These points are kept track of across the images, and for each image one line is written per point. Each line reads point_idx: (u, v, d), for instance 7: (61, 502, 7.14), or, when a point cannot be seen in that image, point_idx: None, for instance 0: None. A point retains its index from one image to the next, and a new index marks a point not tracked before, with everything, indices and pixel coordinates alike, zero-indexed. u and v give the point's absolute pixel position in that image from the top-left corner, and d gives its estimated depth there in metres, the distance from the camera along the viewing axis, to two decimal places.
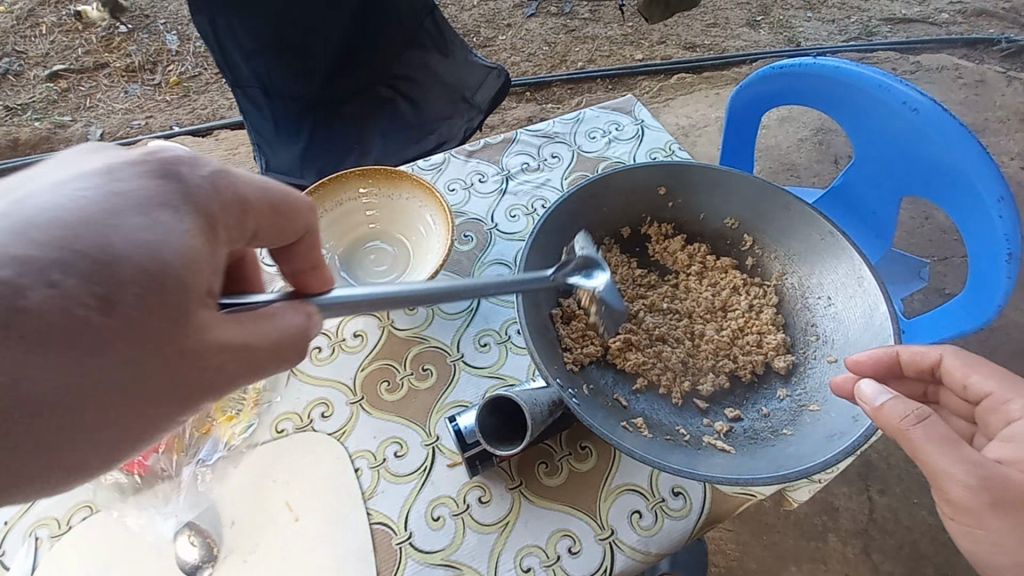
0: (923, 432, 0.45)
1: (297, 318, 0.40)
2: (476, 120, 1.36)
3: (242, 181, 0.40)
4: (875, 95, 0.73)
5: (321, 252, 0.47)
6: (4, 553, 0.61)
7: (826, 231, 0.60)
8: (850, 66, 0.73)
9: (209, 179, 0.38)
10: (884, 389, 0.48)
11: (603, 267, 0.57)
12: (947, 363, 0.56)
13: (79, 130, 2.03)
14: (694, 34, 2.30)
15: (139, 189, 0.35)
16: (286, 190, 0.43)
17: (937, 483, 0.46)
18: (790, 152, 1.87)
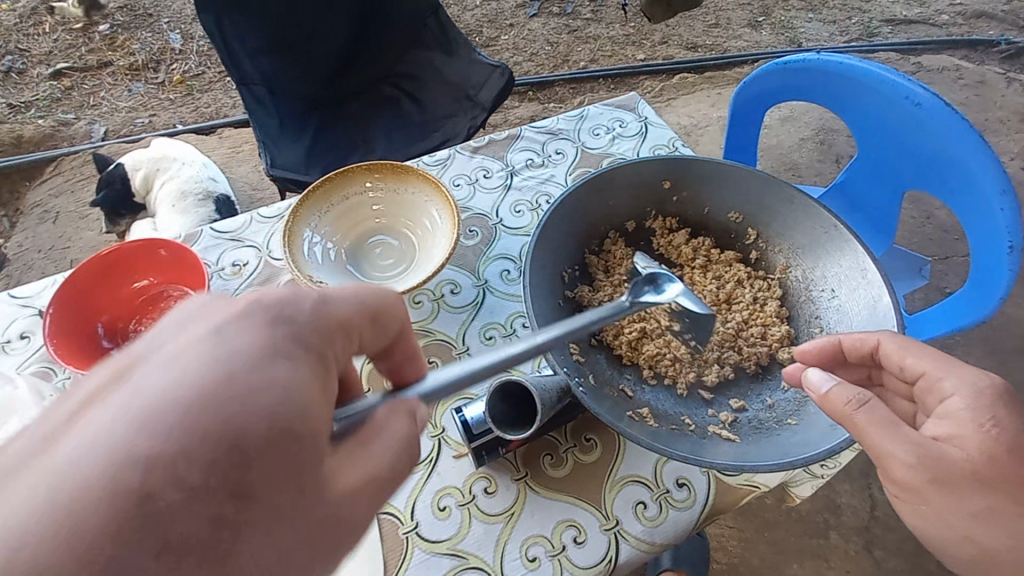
0: (867, 415, 0.46)
1: (405, 424, 0.37)
2: (479, 118, 1.36)
3: (336, 297, 0.37)
4: (878, 90, 0.74)
5: (417, 342, 0.45)
6: None
7: (830, 224, 0.60)
8: (854, 61, 0.74)
9: (311, 308, 0.35)
10: (828, 376, 0.49)
11: (672, 276, 0.53)
12: (884, 347, 0.52)
13: (83, 128, 2.03)
14: (696, 35, 2.31)
15: (253, 339, 0.31)
16: (371, 287, 0.40)
17: (881, 464, 0.46)
18: (791, 151, 1.88)
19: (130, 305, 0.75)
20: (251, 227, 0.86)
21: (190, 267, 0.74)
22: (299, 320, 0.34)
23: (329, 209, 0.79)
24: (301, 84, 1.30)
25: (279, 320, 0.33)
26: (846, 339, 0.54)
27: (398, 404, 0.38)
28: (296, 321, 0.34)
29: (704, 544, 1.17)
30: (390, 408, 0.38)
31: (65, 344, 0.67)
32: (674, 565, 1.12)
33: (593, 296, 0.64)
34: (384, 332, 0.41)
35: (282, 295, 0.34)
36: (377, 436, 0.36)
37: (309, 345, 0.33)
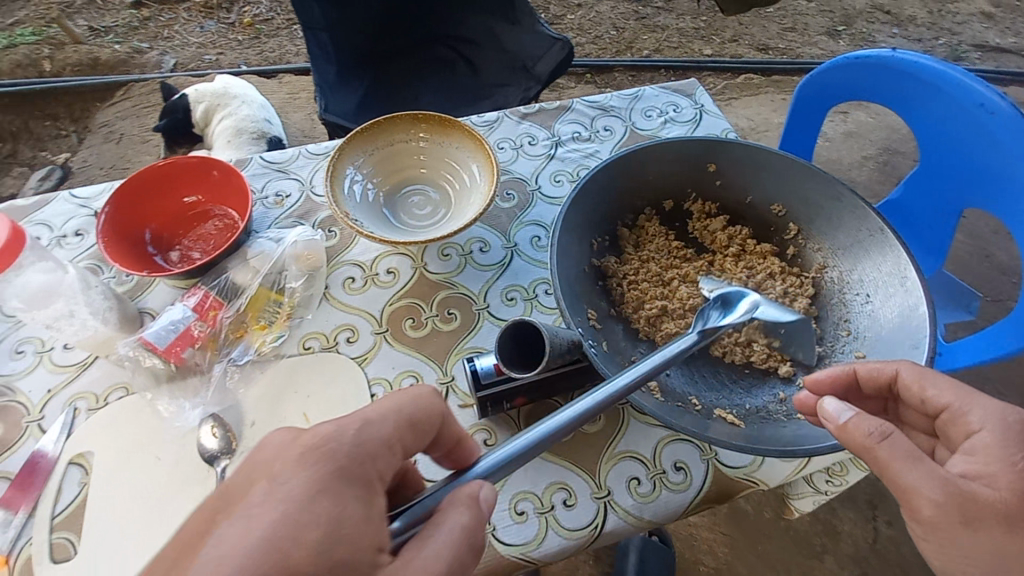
0: (889, 449, 0.45)
1: (465, 513, 0.39)
2: (532, 91, 1.37)
3: (368, 418, 0.42)
4: (949, 96, 0.70)
5: (457, 427, 0.48)
6: (43, 417, 0.66)
7: (876, 227, 0.58)
8: (929, 63, 0.71)
9: (350, 434, 0.40)
10: (846, 406, 0.48)
11: (740, 297, 0.57)
12: (904, 378, 0.49)
13: (154, 58, 2.11)
14: (769, 36, 2.22)
15: (304, 478, 0.37)
16: (409, 393, 0.45)
17: (906, 499, 0.44)
18: (850, 168, 1.80)
19: (176, 216, 0.78)
20: (299, 161, 0.88)
21: (237, 189, 0.77)
22: (339, 451, 0.39)
23: (373, 151, 0.80)
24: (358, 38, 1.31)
25: (324, 456, 0.38)
26: (862, 366, 0.52)
27: (457, 492, 0.40)
28: (336, 452, 0.39)
29: (671, 557, 1.24)
30: (451, 498, 0.40)
31: (114, 243, 0.70)
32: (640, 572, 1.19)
33: (619, 268, 0.63)
34: (424, 434, 0.45)
35: (331, 427, 0.40)
36: (436, 530, 0.38)
37: (342, 477, 0.38)
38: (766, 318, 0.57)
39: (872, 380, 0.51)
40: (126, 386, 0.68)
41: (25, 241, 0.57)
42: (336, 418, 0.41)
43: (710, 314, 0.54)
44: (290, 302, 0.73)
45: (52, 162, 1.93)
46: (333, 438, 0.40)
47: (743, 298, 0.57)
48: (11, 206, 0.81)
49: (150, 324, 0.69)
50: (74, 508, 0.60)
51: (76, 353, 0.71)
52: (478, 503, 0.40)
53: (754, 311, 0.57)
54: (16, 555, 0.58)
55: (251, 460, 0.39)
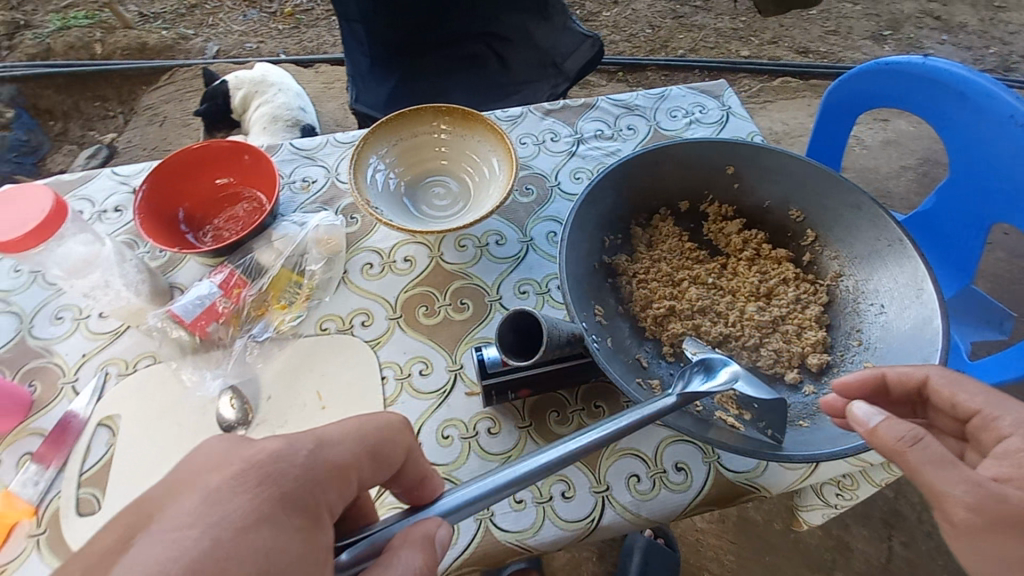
0: (920, 455, 0.44)
1: (418, 554, 0.39)
2: (561, 88, 1.37)
3: (322, 445, 0.41)
4: (979, 106, 0.68)
5: (424, 463, 0.49)
6: (78, 380, 0.71)
7: (895, 237, 0.57)
8: (961, 71, 0.69)
9: (305, 455, 0.40)
10: (876, 410, 0.46)
11: (725, 361, 0.54)
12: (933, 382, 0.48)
13: (199, 45, 2.19)
14: (810, 39, 2.16)
15: (243, 501, 0.36)
16: (371, 423, 0.45)
17: (937, 503, 0.43)
18: (887, 178, 1.74)
19: (207, 197, 0.81)
20: (326, 149, 0.91)
21: (265, 174, 0.80)
22: (291, 472, 0.39)
23: (396, 142, 0.82)
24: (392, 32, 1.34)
25: (272, 476, 0.38)
26: (890, 371, 0.50)
27: (412, 532, 0.40)
28: (284, 474, 0.39)
29: (676, 560, 1.24)
30: (404, 537, 0.40)
31: (149, 220, 0.74)
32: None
33: (629, 267, 0.64)
34: (385, 464, 0.45)
35: (285, 447, 0.40)
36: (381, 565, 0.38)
37: (291, 500, 0.38)
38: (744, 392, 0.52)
39: (900, 385, 0.50)
40: (153, 355, 0.72)
41: (65, 217, 0.60)
42: (290, 436, 0.41)
43: (687, 380, 0.52)
44: (309, 284, 0.76)
45: (100, 142, 2.03)
46: (286, 458, 0.39)
47: (724, 365, 0.54)
48: (57, 181, 0.86)
49: (178, 298, 0.72)
50: (100, 466, 0.65)
51: (110, 321, 0.75)
52: (431, 546, 0.40)
53: (736, 382, 0.53)
54: (44, 507, 0.62)
55: (186, 471, 0.38)
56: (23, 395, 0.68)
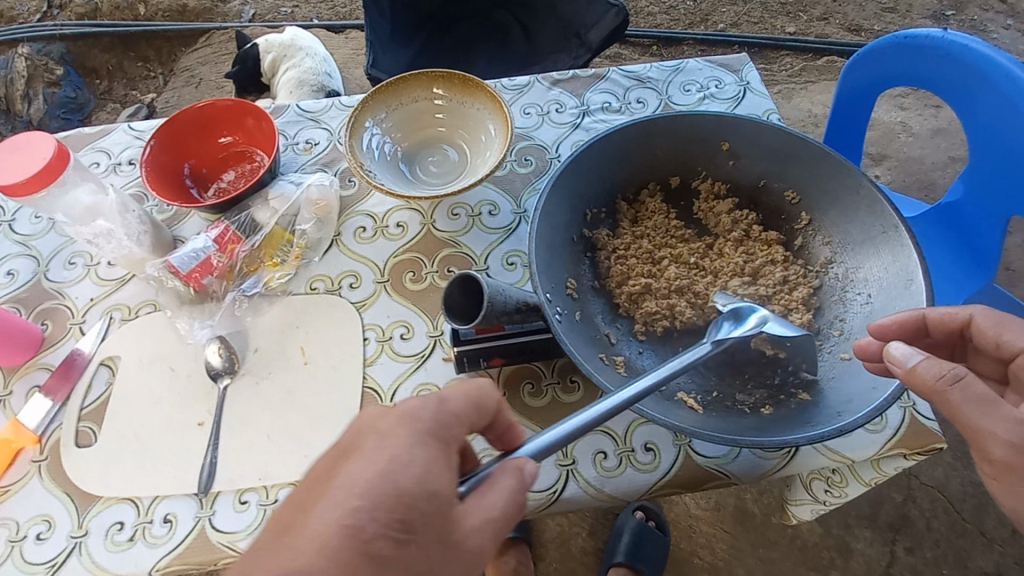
0: (959, 393, 0.45)
1: (512, 480, 0.40)
2: (583, 59, 1.30)
3: (440, 398, 0.42)
4: (999, 88, 0.64)
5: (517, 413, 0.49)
6: (85, 322, 0.75)
7: (890, 224, 0.55)
8: (979, 48, 0.65)
9: (431, 405, 0.41)
10: (915, 350, 0.47)
11: (753, 307, 0.55)
12: (977, 323, 0.51)
13: (236, 8, 2.22)
14: (864, 17, 2.02)
15: (403, 432, 0.39)
16: (476, 379, 0.45)
17: (977, 440, 0.46)
18: (933, 169, 1.63)
19: (214, 155, 0.83)
20: (331, 112, 0.92)
21: (268, 134, 0.81)
22: (424, 417, 0.40)
23: (396, 107, 0.81)
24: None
25: (411, 419, 0.40)
26: (932, 312, 0.51)
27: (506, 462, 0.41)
28: (420, 419, 0.40)
29: (665, 544, 1.24)
30: (501, 466, 0.41)
31: (155, 175, 0.77)
32: (631, 559, 1.19)
33: (609, 241, 0.62)
34: (488, 414, 0.45)
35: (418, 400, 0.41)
36: (488, 492, 0.40)
37: (432, 436, 0.40)
38: (775, 334, 0.53)
39: (943, 327, 0.52)
40: (154, 303, 0.75)
41: (69, 162, 0.63)
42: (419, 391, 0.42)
43: (718, 325, 0.53)
44: (301, 242, 0.78)
45: (140, 101, 2.10)
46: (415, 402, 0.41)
47: (754, 312, 0.54)
48: (77, 133, 0.90)
49: (177, 250, 0.75)
50: (99, 403, 0.69)
51: (117, 270, 0.79)
52: (522, 476, 0.41)
53: (764, 325, 0.53)
54: (47, 436, 0.68)
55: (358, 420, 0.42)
56: (34, 333, 0.73)
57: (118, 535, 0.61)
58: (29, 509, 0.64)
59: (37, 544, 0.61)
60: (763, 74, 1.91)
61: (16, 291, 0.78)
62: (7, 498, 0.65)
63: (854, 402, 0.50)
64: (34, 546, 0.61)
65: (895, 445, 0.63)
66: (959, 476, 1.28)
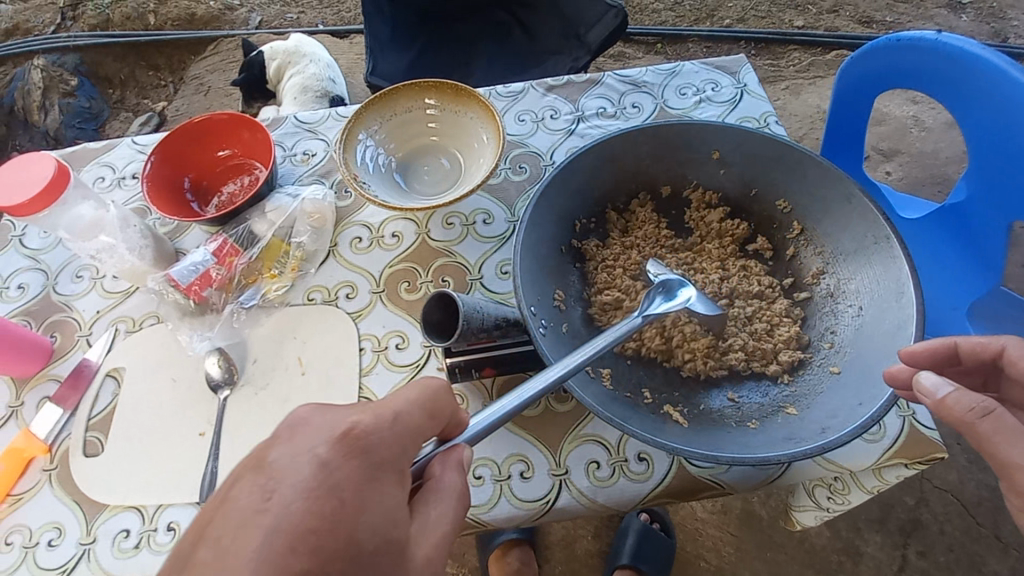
0: (990, 425, 0.46)
1: (457, 477, 0.42)
2: (582, 60, 1.30)
3: (384, 420, 0.40)
4: (999, 90, 0.63)
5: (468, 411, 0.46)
6: (92, 335, 0.77)
7: (882, 234, 0.56)
8: (973, 49, 0.64)
9: (386, 430, 0.40)
10: (946, 382, 0.47)
11: (683, 282, 0.60)
12: (1011, 354, 0.53)
13: (243, 16, 2.26)
14: (876, 8, 1.97)
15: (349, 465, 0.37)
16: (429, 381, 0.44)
17: (1007, 474, 0.46)
18: (947, 164, 1.60)
19: (212, 167, 0.84)
20: (327, 123, 0.93)
21: (264, 146, 0.82)
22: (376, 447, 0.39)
23: (389, 117, 0.82)
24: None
25: (361, 450, 0.38)
26: (964, 340, 0.55)
27: (449, 455, 0.43)
28: (374, 450, 0.38)
29: (671, 548, 1.23)
30: (442, 462, 0.42)
31: (156, 189, 0.79)
32: (636, 562, 1.19)
33: (598, 252, 0.65)
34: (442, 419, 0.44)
35: (364, 422, 0.39)
36: (436, 501, 0.41)
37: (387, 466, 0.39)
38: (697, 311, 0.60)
39: (974, 356, 0.55)
40: (157, 315, 0.77)
41: (70, 179, 0.65)
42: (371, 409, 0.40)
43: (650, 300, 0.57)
44: (299, 254, 0.79)
45: (152, 110, 2.14)
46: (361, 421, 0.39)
47: (682, 287, 0.60)
48: (82, 149, 0.92)
49: (178, 262, 0.76)
50: (106, 413, 0.71)
51: (122, 282, 0.81)
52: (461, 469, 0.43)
53: (690, 302, 0.59)
54: (57, 445, 0.69)
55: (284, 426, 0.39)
56: (45, 345, 0.75)
57: (124, 542, 0.63)
58: (40, 515, 0.65)
59: (48, 551, 0.63)
60: (769, 70, 1.88)
61: (26, 304, 0.80)
62: (19, 506, 0.66)
63: (838, 418, 0.50)
64: (45, 552, 0.63)
65: (893, 455, 0.62)
66: (973, 480, 1.26)
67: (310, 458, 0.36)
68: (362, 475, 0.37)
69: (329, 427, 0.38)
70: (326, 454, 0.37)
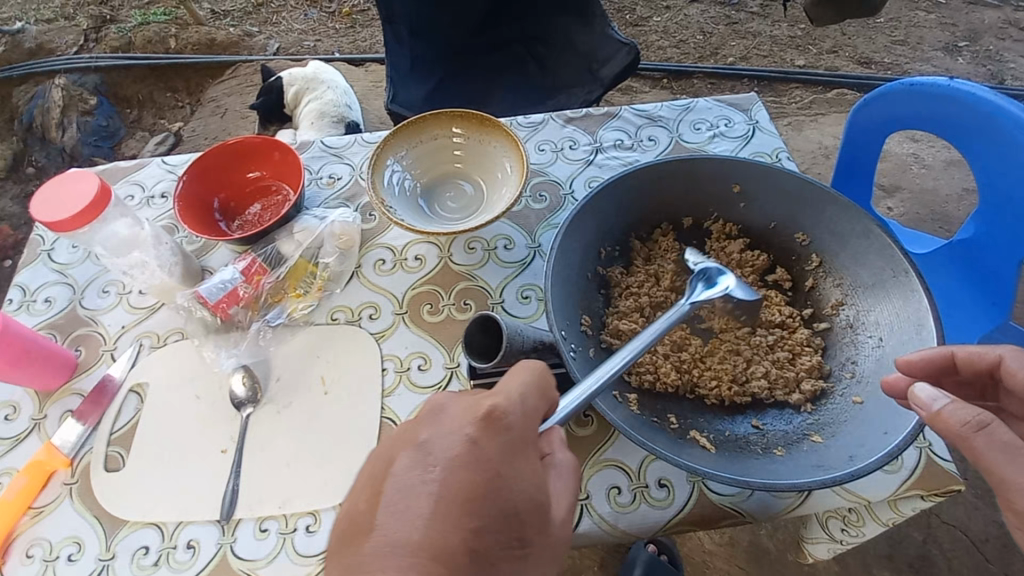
0: (985, 440, 0.46)
1: (567, 455, 0.49)
2: (595, 95, 1.36)
3: (516, 399, 0.45)
4: (1013, 136, 0.66)
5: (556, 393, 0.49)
6: (116, 349, 0.78)
7: (901, 269, 0.58)
8: (987, 96, 0.68)
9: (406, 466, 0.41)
10: (943, 394, 0.48)
11: (722, 270, 0.63)
12: (1007, 364, 0.52)
13: (261, 42, 2.33)
14: (875, 49, 2.04)
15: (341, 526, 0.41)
16: (538, 369, 0.48)
17: (1003, 491, 0.46)
18: (947, 201, 1.64)
19: (242, 189, 0.87)
20: (353, 148, 0.96)
21: (293, 169, 0.85)
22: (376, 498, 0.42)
23: (416, 144, 0.85)
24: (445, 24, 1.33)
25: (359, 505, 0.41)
26: (961, 349, 0.53)
27: (555, 436, 0.49)
28: (473, 450, 0.42)
29: None
30: (554, 444, 0.48)
31: (187, 206, 0.81)
32: None
33: (622, 279, 0.68)
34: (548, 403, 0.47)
35: (501, 405, 0.44)
36: (556, 475, 0.47)
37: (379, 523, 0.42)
38: (735, 296, 0.63)
39: (970, 365, 0.53)
40: (182, 331, 0.78)
41: (110, 199, 0.67)
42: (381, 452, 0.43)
43: (693, 287, 0.61)
44: (323, 275, 0.81)
45: (167, 130, 2.18)
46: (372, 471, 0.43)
47: (721, 275, 0.63)
48: (113, 167, 0.94)
49: (205, 281, 0.77)
50: (128, 428, 0.71)
51: (148, 298, 0.82)
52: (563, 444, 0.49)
53: (728, 290, 0.63)
54: (78, 459, 0.69)
55: None
56: (69, 359, 0.76)
57: (143, 559, 0.63)
58: (60, 529, 0.65)
59: (67, 565, 0.63)
60: (772, 106, 1.94)
61: (53, 317, 0.82)
62: (41, 519, 0.66)
63: (865, 447, 0.51)
64: (63, 567, 0.63)
65: (912, 485, 0.63)
66: (981, 516, 1.25)
67: (462, 439, 0.42)
68: (505, 451, 0.43)
69: (469, 412, 0.44)
70: (474, 434, 0.42)
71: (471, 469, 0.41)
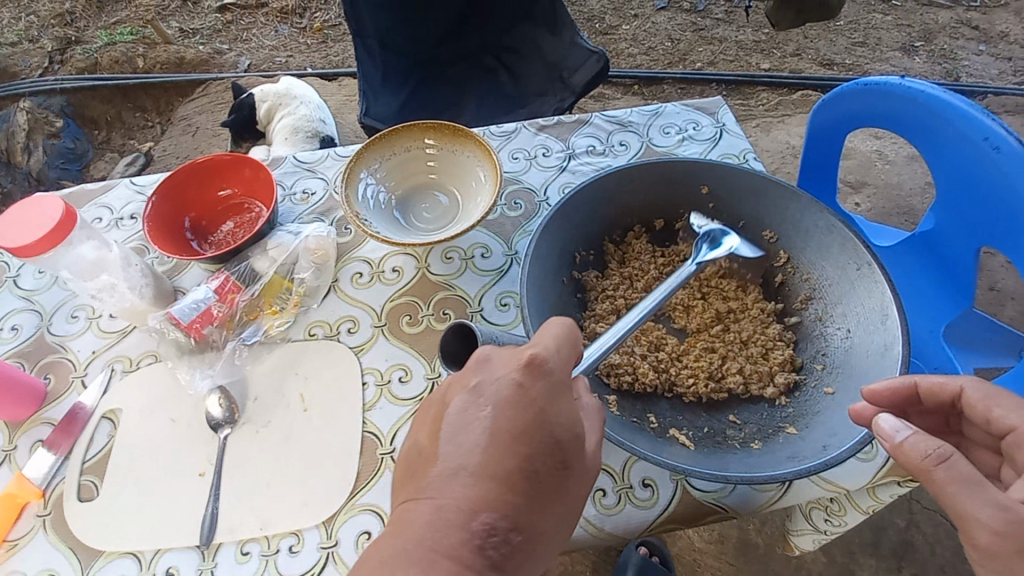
0: (945, 473, 0.45)
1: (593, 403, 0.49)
2: (567, 102, 1.37)
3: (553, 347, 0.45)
4: (961, 130, 0.69)
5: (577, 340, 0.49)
6: (87, 376, 0.76)
7: (863, 261, 0.60)
8: (934, 93, 0.70)
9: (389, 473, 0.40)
10: (904, 425, 0.48)
11: (727, 231, 0.66)
12: (967, 395, 0.51)
13: (232, 59, 2.31)
14: (836, 50, 2.11)
15: None
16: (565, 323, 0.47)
17: (964, 526, 0.45)
18: (911, 195, 1.69)
19: (213, 207, 0.85)
20: (326, 162, 0.96)
21: (265, 185, 0.84)
22: None
23: (388, 157, 0.85)
24: (419, 34, 1.33)
25: None
26: (924, 380, 0.53)
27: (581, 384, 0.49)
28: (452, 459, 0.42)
29: None
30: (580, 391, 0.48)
31: (157, 226, 0.79)
32: None
33: (598, 283, 0.69)
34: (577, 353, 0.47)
35: (541, 352, 0.44)
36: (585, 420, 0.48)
37: None
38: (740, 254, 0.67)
39: (933, 397, 0.52)
40: (155, 354, 0.77)
41: (77, 220, 0.66)
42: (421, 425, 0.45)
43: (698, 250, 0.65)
44: (299, 291, 0.80)
45: (137, 150, 2.15)
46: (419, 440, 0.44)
47: (726, 236, 0.66)
48: (80, 190, 0.92)
49: (177, 301, 0.76)
50: (102, 455, 0.69)
51: (119, 322, 0.80)
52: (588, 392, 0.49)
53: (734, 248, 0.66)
54: (51, 490, 0.67)
55: None
56: (39, 388, 0.73)
57: None
58: (33, 563, 0.63)
59: None
60: (740, 109, 1.99)
61: (20, 345, 0.79)
62: (15, 553, 0.64)
63: (837, 436, 0.52)
64: None
65: (888, 473, 0.63)
66: None
67: (508, 381, 0.42)
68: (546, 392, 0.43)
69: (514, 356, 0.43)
70: (519, 377, 0.42)
71: (513, 414, 0.41)
